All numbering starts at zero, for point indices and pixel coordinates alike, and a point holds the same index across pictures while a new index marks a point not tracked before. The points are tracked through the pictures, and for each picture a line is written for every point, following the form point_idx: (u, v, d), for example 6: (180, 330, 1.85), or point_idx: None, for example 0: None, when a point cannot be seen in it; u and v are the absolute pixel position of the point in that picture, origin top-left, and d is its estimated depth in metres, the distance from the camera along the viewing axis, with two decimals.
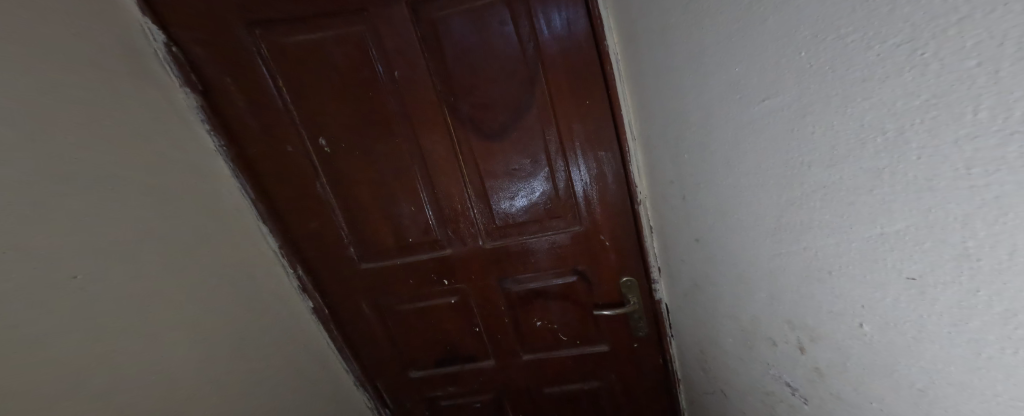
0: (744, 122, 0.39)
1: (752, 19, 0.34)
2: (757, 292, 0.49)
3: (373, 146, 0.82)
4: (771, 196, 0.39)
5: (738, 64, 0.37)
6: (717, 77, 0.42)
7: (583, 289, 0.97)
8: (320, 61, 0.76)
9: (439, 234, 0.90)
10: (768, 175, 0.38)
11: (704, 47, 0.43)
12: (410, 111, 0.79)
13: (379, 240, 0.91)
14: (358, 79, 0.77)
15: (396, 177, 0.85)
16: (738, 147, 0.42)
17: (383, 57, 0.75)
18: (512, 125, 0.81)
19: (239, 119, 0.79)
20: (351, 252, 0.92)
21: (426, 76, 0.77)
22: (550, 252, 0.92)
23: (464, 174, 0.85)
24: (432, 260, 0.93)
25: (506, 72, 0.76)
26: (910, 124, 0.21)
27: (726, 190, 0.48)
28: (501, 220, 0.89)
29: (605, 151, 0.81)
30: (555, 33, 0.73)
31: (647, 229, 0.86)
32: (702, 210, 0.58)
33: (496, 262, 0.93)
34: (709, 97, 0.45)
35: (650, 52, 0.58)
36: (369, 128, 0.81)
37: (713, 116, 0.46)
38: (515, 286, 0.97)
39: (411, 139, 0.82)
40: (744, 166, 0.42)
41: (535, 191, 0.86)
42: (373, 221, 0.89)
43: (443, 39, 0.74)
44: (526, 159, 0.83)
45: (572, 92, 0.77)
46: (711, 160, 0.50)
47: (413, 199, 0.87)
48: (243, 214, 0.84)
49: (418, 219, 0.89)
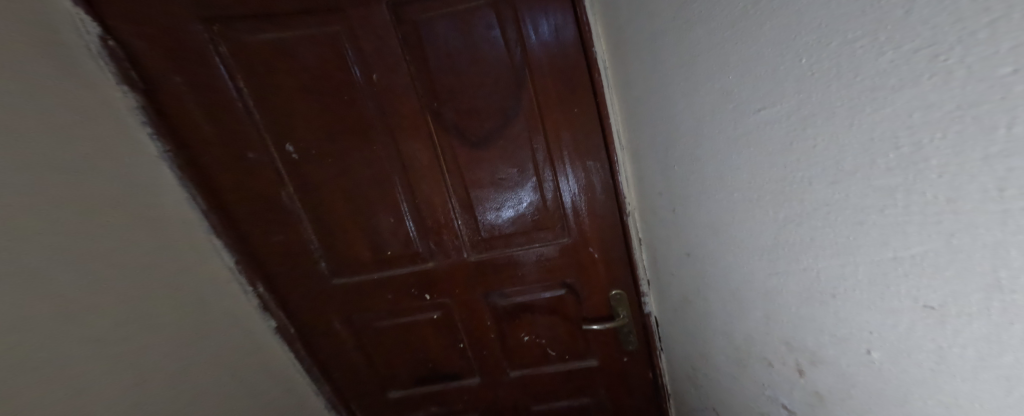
0: (738, 133, 0.37)
1: (747, 25, 0.32)
2: (753, 311, 0.46)
3: (350, 154, 0.78)
4: (768, 212, 0.36)
5: (731, 74, 0.36)
6: (708, 87, 0.41)
7: (572, 303, 0.94)
8: (292, 63, 0.71)
9: (421, 247, 0.86)
10: (764, 189, 0.36)
11: (696, 56, 0.41)
12: (390, 118, 0.76)
13: (356, 253, 0.86)
14: (336, 84, 0.73)
15: (377, 186, 0.81)
16: (731, 160, 0.40)
17: (362, 61, 0.72)
18: (499, 132, 0.78)
19: (195, 124, 0.74)
20: (324, 267, 0.87)
21: (410, 82, 0.73)
22: (539, 265, 0.89)
23: (448, 183, 0.81)
24: (414, 275, 0.88)
25: (492, 78, 0.74)
26: (929, 140, 0.19)
27: (718, 204, 0.46)
28: (487, 232, 0.86)
29: (593, 161, 0.79)
30: (544, 41, 0.71)
31: (636, 240, 0.84)
32: (693, 224, 0.56)
33: (480, 275, 0.90)
34: (700, 107, 0.43)
35: (634, 64, 0.58)
36: (348, 136, 0.77)
37: (706, 126, 0.44)
38: (501, 299, 0.93)
39: (391, 147, 0.78)
40: (738, 178, 0.40)
41: (522, 202, 0.83)
42: (349, 234, 0.84)
43: (426, 42, 0.71)
44: (513, 169, 0.80)
45: (561, 99, 0.75)
46: (703, 172, 0.48)
47: (392, 210, 0.83)
48: (194, 226, 0.77)
49: (400, 229, 0.84)
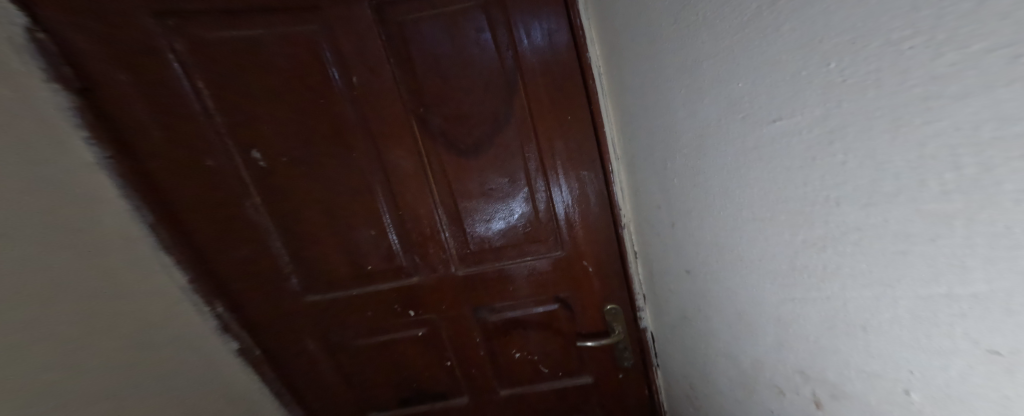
0: (748, 147, 0.34)
1: (758, 27, 0.29)
2: (762, 337, 0.43)
3: (329, 162, 0.73)
4: (783, 235, 0.32)
5: (741, 79, 0.32)
6: (713, 93, 0.37)
7: (565, 318, 0.90)
8: (263, 64, 0.66)
9: (404, 261, 0.81)
10: (779, 209, 0.32)
11: (701, 59, 0.38)
12: (372, 124, 0.71)
13: (333, 267, 0.80)
14: (313, 87, 0.69)
15: (360, 196, 0.76)
16: (738, 175, 0.37)
17: (341, 63, 0.67)
18: (489, 139, 0.74)
19: (142, 129, 0.66)
20: (294, 284, 0.80)
21: (394, 85, 0.69)
22: (530, 279, 0.85)
23: (434, 194, 0.77)
24: (397, 291, 0.83)
25: (482, 83, 0.70)
26: (1001, 161, 0.15)
27: (722, 221, 0.43)
28: (476, 245, 0.81)
29: (587, 170, 0.76)
30: (535, 45, 0.68)
31: (632, 254, 0.81)
32: (695, 241, 0.53)
33: (469, 290, 0.85)
34: (705, 116, 0.40)
35: (630, 70, 0.55)
36: (326, 142, 0.72)
37: (710, 137, 0.40)
38: (491, 315, 0.89)
39: (372, 155, 0.73)
40: (748, 195, 0.36)
41: (514, 213, 0.79)
42: (325, 247, 0.78)
43: (411, 43, 0.67)
44: (503, 179, 0.76)
45: (553, 105, 0.72)
46: (706, 186, 0.44)
47: (372, 222, 0.78)
48: (138, 245, 0.68)
49: (384, 241, 0.79)
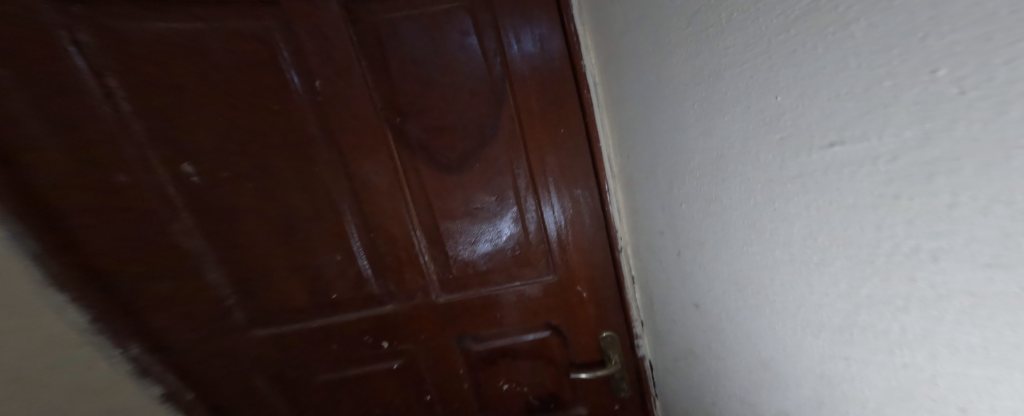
0: (787, 176, 0.28)
1: (805, 28, 0.23)
2: (791, 391, 0.37)
3: (287, 178, 0.65)
4: (825, 281, 0.27)
5: (780, 92, 0.26)
6: (740, 107, 0.32)
7: (557, 347, 0.82)
8: (208, 65, 0.58)
9: (376, 287, 0.72)
10: (835, 254, 0.25)
11: (725, 67, 0.33)
12: (342, 135, 0.64)
13: (290, 296, 0.70)
14: (269, 93, 0.60)
15: (325, 215, 0.67)
16: (768, 207, 0.31)
17: (302, 67, 0.60)
18: (475, 153, 0.67)
19: (27, 138, 0.52)
20: (239, 317, 0.69)
21: (368, 92, 0.62)
22: (519, 305, 0.77)
23: (412, 213, 0.69)
24: (368, 320, 0.74)
25: (467, 91, 0.63)
26: None
27: (745, 257, 0.37)
28: (459, 269, 0.74)
29: (581, 189, 0.69)
30: (525, 54, 0.62)
31: (629, 278, 0.74)
32: (708, 274, 0.47)
33: (451, 318, 0.77)
34: (726, 135, 0.35)
35: (635, 79, 0.50)
36: (285, 155, 0.63)
37: (731, 160, 0.35)
38: (475, 344, 0.81)
39: (339, 170, 0.65)
40: (787, 232, 0.29)
41: (501, 234, 0.72)
42: (276, 274, 0.69)
43: (386, 45, 0.60)
44: (491, 197, 0.69)
45: (545, 117, 0.65)
46: (724, 216, 0.39)
47: (339, 244, 0.69)
48: (16, 282, 0.53)
49: (353, 267, 0.70)
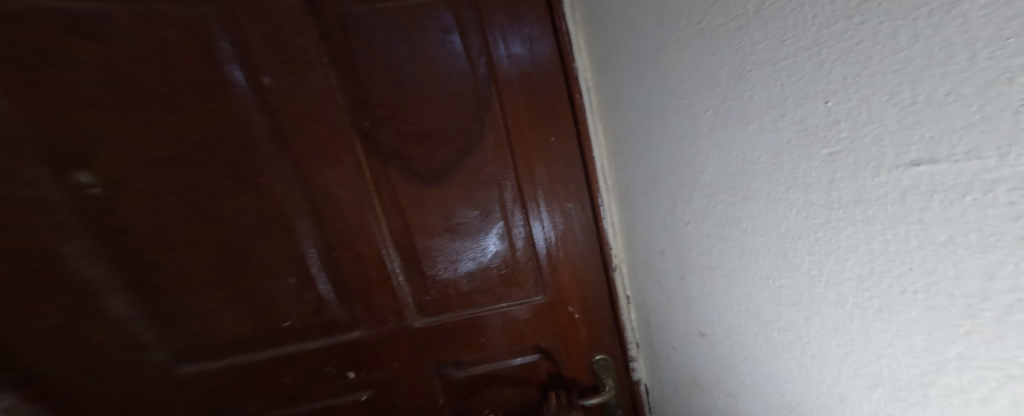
0: (832, 200, 0.23)
1: (872, 15, 0.18)
2: None
3: (226, 192, 0.57)
4: (887, 330, 0.22)
5: (830, 95, 0.21)
6: (768, 115, 0.27)
7: (547, 371, 0.75)
8: (142, 59, 0.50)
9: (338, 313, 0.64)
10: (913, 302, 0.20)
11: (750, 66, 0.28)
12: (303, 141, 0.56)
13: (228, 328, 0.62)
14: (209, 96, 0.53)
15: (279, 233, 0.59)
16: (806, 236, 0.26)
17: (248, 65, 0.52)
18: (456, 162, 0.60)
19: None
20: (157, 352, 0.60)
21: (331, 94, 0.55)
22: (505, 328, 0.71)
23: (384, 229, 0.62)
24: (331, 349, 0.66)
25: (448, 93, 0.57)
26: None
27: (769, 290, 0.32)
28: (439, 290, 0.66)
29: (573, 202, 0.63)
30: (513, 59, 0.56)
31: (625, 298, 0.68)
32: (718, 303, 0.41)
33: (428, 344, 0.69)
34: (749, 148, 0.30)
35: (635, 82, 0.45)
36: (228, 165, 0.56)
37: (755, 178, 0.30)
38: (457, 371, 0.73)
39: (291, 183, 0.58)
40: (837, 269, 0.24)
41: (486, 252, 0.65)
42: (206, 305, 0.60)
43: (352, 39, 0.53)
44: (474, 211, 0.63)
45: (533, 124, 0.59)
46: (742, 241, 0.34)
47: (295, 265, 0.61)
48: None
49: (311, 292, 0.63)
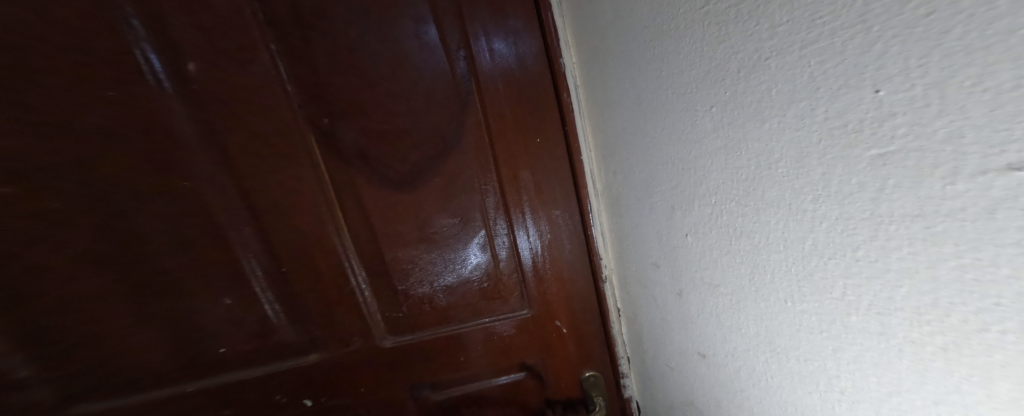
0: (880, 213, 0.19)
1: None
2: None
3: (133, 202, 0.49)
4: (949, 373, 0.18)
5: (882, 82, 0.17)
6: (793, 110, 0.23)
7: (533, 390, 0.70)
8: (42, 49, 0.43)
9: (289, 335, 0.59)
10: (1000, 345, 0.15)
11: (767, 54, 0.24)
12: (251, 142, 0.50)
13: (136, 356, 0.55)
14: (121, 94, 0.46)
15: (205, 248, 0.53)
16: (839, 254, 0.21)
17: (168, 51, 0.46)
18: (432, 165, 0.55)
19: None
20: (43, 391, 0.53)
21: (279, 90, 0.49)
22: (487, 346, 0.65)
23: (344, 244, 0.56)
24: (285, 374, 0.60)
25: (423, 89, 0.52)
26: None
27: (784, 314, 0.27)
28: (414, 305, 0.61)
29: (560, 209, 0.59)
30: (497, 60, 0.52)
31: (615, 312, 0.64)
32: (721, 324, 0.37)
33: (399, 364, 0.64)
34: (766, 149, 0.26)
35: (629, 79, 0.41)
36: (141, 172, 0.49)
37: (773, 184, 0.26)
38: (434, 393, 0.67)
39: (221, 193, 0.51)
40: (885, 296, 0.19)
41: (465, 264, 0.60)
42: (106, 332, 0.53)
43: (310, 29, 0.47)
44: (452, 219, 0.57)
45: (517, 126, 0.55)
46: (754, 256, 0.30)
47: (234, 284, 0.55)
48: None
49: (252, 314, 0.57)
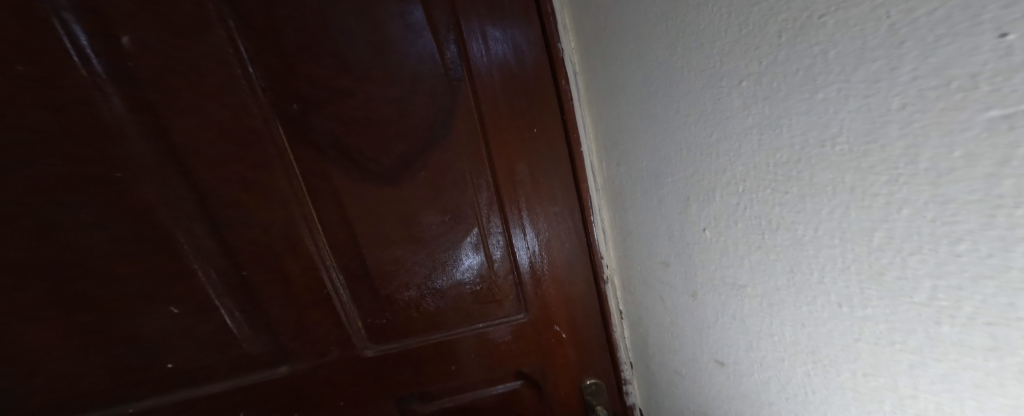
0: (1003, 194, 0.14)
1: None
2: None
3: (61, 200, 0.45)
4: None
5: (1017, 22, 0.13)
6: (862, 73, 0.19)
7: (530, 401, 0.65)
8: None
9: (252, 347, 0.54)
10: None
11: (824, 9, 0.20)
12: (205, 131, 0.46)
13: (72, 372, 0.50)
14: (46, 78, 0.41)
15: (142, 250, 0.48)
16: (928, 247, 0.17)
17: (102, 32, 0.41)
18: (417, 156, 0.49)
19: None
20: None
21: (235, 75, 0.45)
22: (480, 354, 0.60)
23: (319, 243, 0.51)
24: (255, 388, 0.55)
25: (407, 70, 0.46)
26: None
27: (836, 321, 0.23)
28: (399, 311, 0.55)
29: (559, 205, 0.54)
30: (490, 51, 0.47)
31: (618, 315, 0.59)
32: (746, 329, 0.33)
33: (384, 376, 0.58)
34: (818, 125, 0.21)
35: (638, 58, 0.37)
36: (73, 165, 0.44)
37: (826, 167, 0.21)
38: (422, 406, 0.61)
39: (161, 189, 0.46)
40: (1000, 302, 0.15)
41: (458, 266, 0.55)
42: (37, 346, 0.48)
43: (277, 5, 0.43)
44: (439, 216, 0.52)
45: (512, 113, 0.50)
46: (792, 252, 0.25)
47: (189, 289, 0.50)
48: None
49: (206, 325, 0.52)
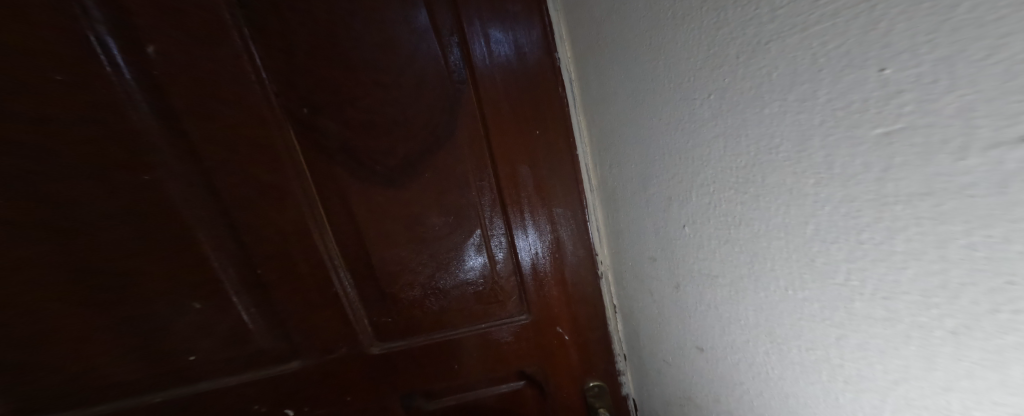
0: (886, 193, 0.18)
1: None
2: None
3: (99, 201, 0.49)
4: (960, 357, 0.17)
5: (889, 61, 0.17)
6: (793, 93, 0.23)
7: (532, 398, 0.69)
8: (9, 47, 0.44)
9: (266, 343, 0.58)
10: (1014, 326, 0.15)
11: (767, 37, 0.24)
12: (229, 139, 0.50)
13: (109, 361, 0.55)
14: (87, 92, 0.46)
15: (171, 248, 0.53)
16: (842, 236, 0.21)
17: (138, 50, 0.46)
18: (426, 163, 0.54)
19: None
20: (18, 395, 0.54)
21: (256, 87, 0.49)
22: (484, 351, 0.64)
23: (335, 241, 0.56)
24: (274, 380, 0.60)
25: (415, 81, 0.51)
26: None
27: (786, 302, 0.27)
28: (408, 309, 0.59)
29: (562, 206, 0.58)
30: (492, 54, 0.51)
31: (613, 309, 0.63)
32: (719, 315, 0.37)
33: (395, 371, 0.62)
34: (766, 135, 0.25)
35: (625, 71, 0.41)
36: (110, 170, 0.49)
37: (773, 170, 0.25)
38: (428, 402, 0.65)
39: (189, 192, 0.51)
40: (891, 280, 0.19)
41: (467, 267, 0.59)
42: (79, 335, 0.53)
43: (294, 25, 0.48)
44: (445, 218, 0.56)
45: (514, 120, 0.54)
46: (750, 244, 0.29)
47: (213, 284, 0.55)
48: None
49: (229, 318, 0.56)
